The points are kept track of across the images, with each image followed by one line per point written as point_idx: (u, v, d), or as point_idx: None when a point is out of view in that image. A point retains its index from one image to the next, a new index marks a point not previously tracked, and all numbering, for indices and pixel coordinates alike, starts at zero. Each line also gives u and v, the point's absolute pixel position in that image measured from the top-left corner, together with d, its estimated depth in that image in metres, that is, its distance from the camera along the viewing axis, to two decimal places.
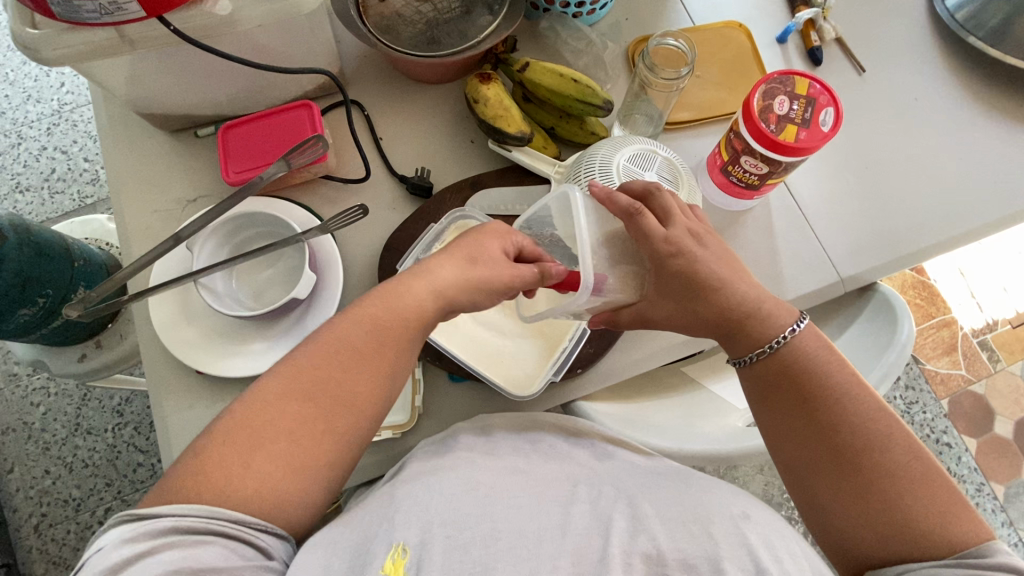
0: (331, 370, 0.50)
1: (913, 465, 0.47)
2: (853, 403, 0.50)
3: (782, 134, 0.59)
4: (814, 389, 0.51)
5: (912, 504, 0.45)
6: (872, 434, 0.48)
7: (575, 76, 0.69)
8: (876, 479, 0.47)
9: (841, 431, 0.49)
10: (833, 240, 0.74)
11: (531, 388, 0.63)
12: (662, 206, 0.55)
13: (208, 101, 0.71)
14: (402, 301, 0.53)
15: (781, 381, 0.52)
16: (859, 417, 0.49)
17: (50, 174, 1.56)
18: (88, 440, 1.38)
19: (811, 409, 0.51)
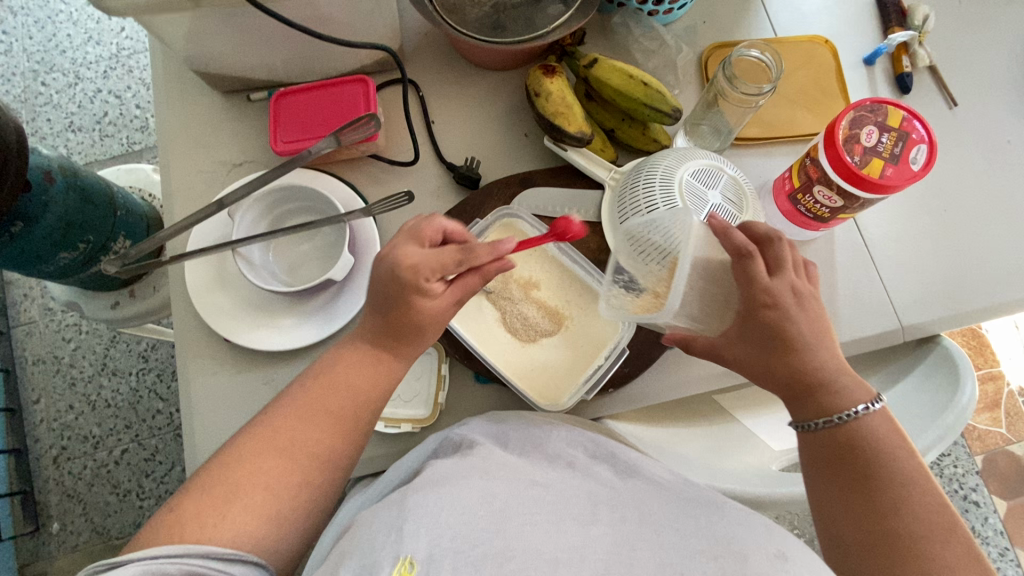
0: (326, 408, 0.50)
1: (969, 565, 0.42)
2: (918, 497, 0.45)
3: (866, 167, 0.55)
4: (879, 471, 0.46)
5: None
6: (935, 525, 0.44)
7: (645, 78, 0.65)
8: (931, 571, 0.42)
9: (911, 524, 0.44)
10: (898, 285, 0.69)
11: (559, 402, 0.61)
12: (776, 255, 0.50)
13: (265, 64, 0.69)
14: (374, 371, 0.52)
15: (842, 457, 0.48)
16: (921, 510, 0.44)
17: (103, 118, 1.58)
18: (112, 382, 1.42)
19: (871, 492, 0.46)
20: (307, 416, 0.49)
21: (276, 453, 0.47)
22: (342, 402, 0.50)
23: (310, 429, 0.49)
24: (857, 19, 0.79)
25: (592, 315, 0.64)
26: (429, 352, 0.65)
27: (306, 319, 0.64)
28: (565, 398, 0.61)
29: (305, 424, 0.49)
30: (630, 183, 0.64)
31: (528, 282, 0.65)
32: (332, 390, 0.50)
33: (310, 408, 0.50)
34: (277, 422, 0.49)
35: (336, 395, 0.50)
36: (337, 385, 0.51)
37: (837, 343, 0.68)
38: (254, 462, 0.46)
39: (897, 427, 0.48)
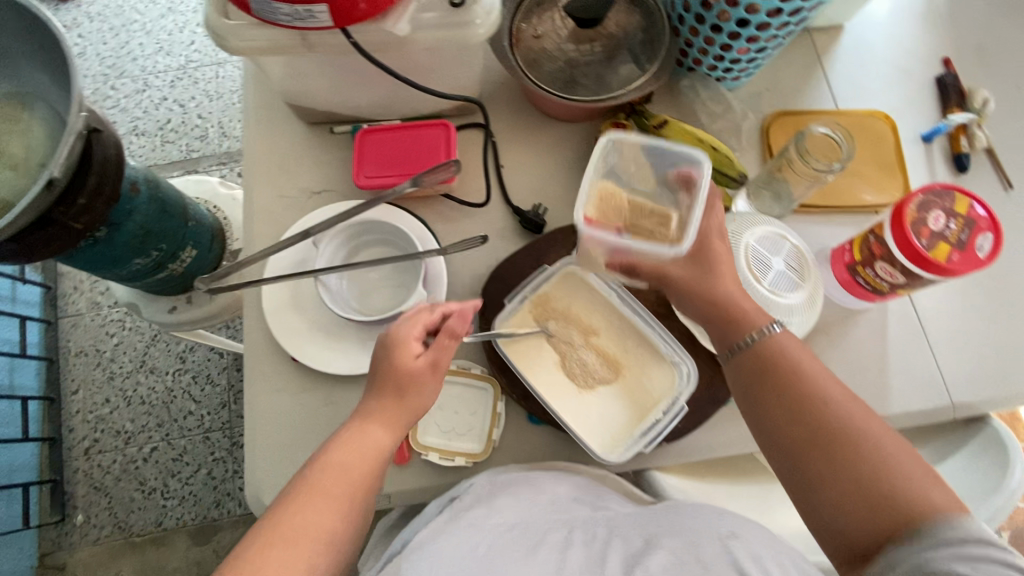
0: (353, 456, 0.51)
1: (909, 461, 0.45)
2: (843, 399, 0.48)
3: (934, 250, 0.57)
4: (801, 367, 0.51)
5: (917, 510, 0.43)
6: (854, 417, 0.47)
7: (715, 144, 0.70)
8: (872, 472, 0.44)
9: (840, 422, 0.47)
10: (949, 361, 0.70)
11: (615, 452, 0.62)
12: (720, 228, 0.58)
13: (353, 101, 0.74)
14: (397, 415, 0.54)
15: (767, 369, 0.52)
16: (848, 408, 0.48)
17: (166, 124, 1.66)
18: (148, 379, 1.45)
19: (797, 401, 0.49)
20: (338, 466, 0.50)
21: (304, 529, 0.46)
22: (356, 466, 0.51)
23: (340, 480, 0.50)
24: (916, 97, 0.82)
25: (651, 368, 0.65)
26: (485, 391, 0.67)
27: (373, 347, 0.67)
28: (619, 448, 0.62)
29: (337, 480, 0.49)
30: None
31: (591, 330, 0.66)
32: (341, 459, 0.51)
33: (339, 465, 0.50)
34: (296, 494, 0.48)
35: (348, 458, 0.51)
36: (358, 446, 0.51)
37: (886, 414, 0.68)
38: (289, 532, 0.46)
39: (802, 345, 0.53)
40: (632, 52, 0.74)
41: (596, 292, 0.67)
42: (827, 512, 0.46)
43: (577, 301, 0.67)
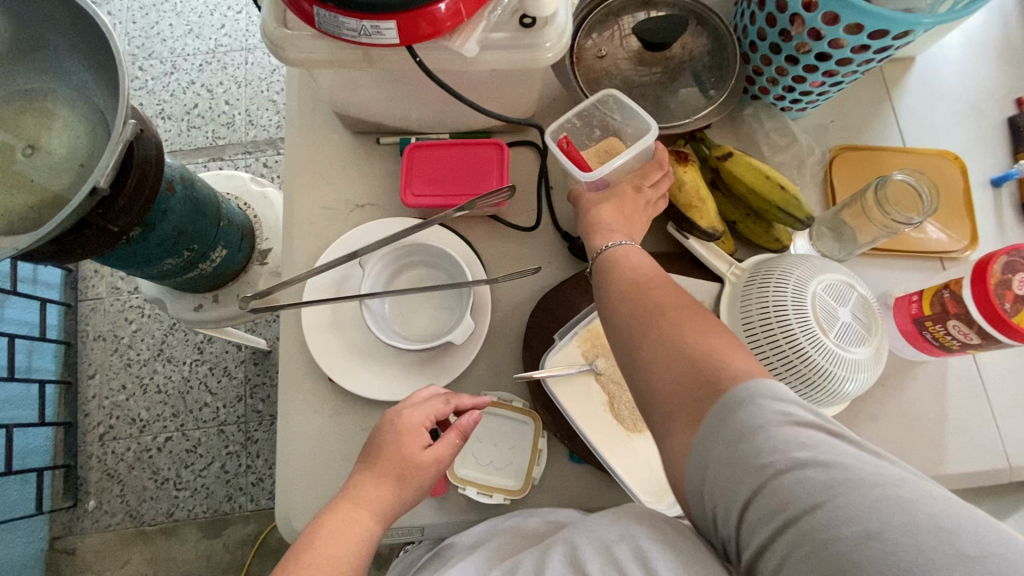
0: (340, 522, 0.49)
1: (722, 329, 0.46)
2: (666, 292, 0.51)
3: (1017, 316, 0.54)
4: (629, 273, 0.54)
5: (728, 383, 0.41)
6: (667, 308, 0.48)
7: (782, 182, 0.65)
8: (670, 339, 0.46)
9: (659, 303, 0.49)
10: (1010, 421, 0.67)
11: (665, 501, 0.59)
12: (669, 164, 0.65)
13: (403, 114, 0.71)
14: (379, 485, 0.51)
15: (615, 269, 0.56)
16: (665, 296, 0.50)
17: (193, 109, 1.63)
18: (165, 368, 1.44)
19: (636, 294, 0.51)
20: (333, 536, 0.48)
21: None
22: (342, 548, 0.48)
23: (333, 549, 0.47)
24: (988, 138, 0.78)
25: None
26: (526, 425, 0.65)
27: (413, 374, 0.65)
28: (667, 497, 0.59)
29: (330, 550, 0.47)
30: (756, 283, 0.64)
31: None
32: (328, 551, 0.47)
33: (336, 532, 0.49)
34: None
35: (330, 543, 0.48)
36: (342, 529, 0.49)
37: (942, 475, 0.65)
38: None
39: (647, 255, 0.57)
40: (695, 73, 0.71)
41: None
42: (703, 441, 0.40)
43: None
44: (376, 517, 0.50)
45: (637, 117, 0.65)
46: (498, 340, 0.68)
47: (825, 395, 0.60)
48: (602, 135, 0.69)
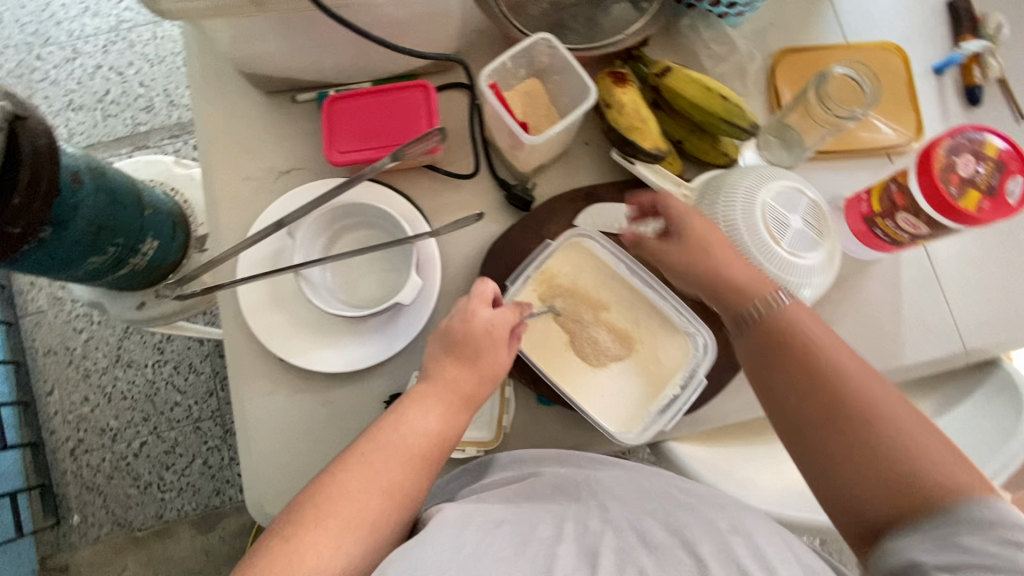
0: (381, 462, 0.47)
1: (880, 391, 0.43)
2: (822, 335, 0.47)
3: (963, 200, 0.53)
4: (800, 346, 0.47)
5: (890, 446, 0.41)
6: (831, 373, 0.44)
7: (724, 92, 0.62)
8: (839, 397, 0.43)
9: (891, 414, 0.42)
10: (961, 305, 0.69)
11: (631, 432, 0.60)
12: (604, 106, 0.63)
13: (316, 66, 0.65)
14: (415, 438, 0.49)
15: (771, 337, 0.49)
16: (837, 349, 0.46)
17: (105, 95, 1.50)
18: (127, 374, 1.38)
19: (806, 359, 0.46)
20: (372, 475, 0.46)
21: (344, 514, 0.44)
22: (401, 469, 0.47)
23: (368, 485, 0.46)
24: (929, 24, 0.76)
25: (664, 341, 0.62)
26: None
27: (367, 340, 0.62)
28: (636, 428, 0.60)
29: (365, 485, 0.46)
30: (706, 201, 0.61)
31: (600, 305, 0.63)
32: (367, 480, 0.46)
33: (372, 478, 0.46)
34: (335, 477, 0.46)
35: (394, 460, 0.48)
36: (405, 444, 0.49)
37: (901, 366, 0.67)
38: (332, 512, 0.44)
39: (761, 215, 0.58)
40: None
41: (602, 264, 0.63)
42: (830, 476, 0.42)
43: (583, 276, 0.63)
44: (435, 456, 0.50)
45: (569, 66, 0.62)
46: (452, 294, 0.65)
47: None
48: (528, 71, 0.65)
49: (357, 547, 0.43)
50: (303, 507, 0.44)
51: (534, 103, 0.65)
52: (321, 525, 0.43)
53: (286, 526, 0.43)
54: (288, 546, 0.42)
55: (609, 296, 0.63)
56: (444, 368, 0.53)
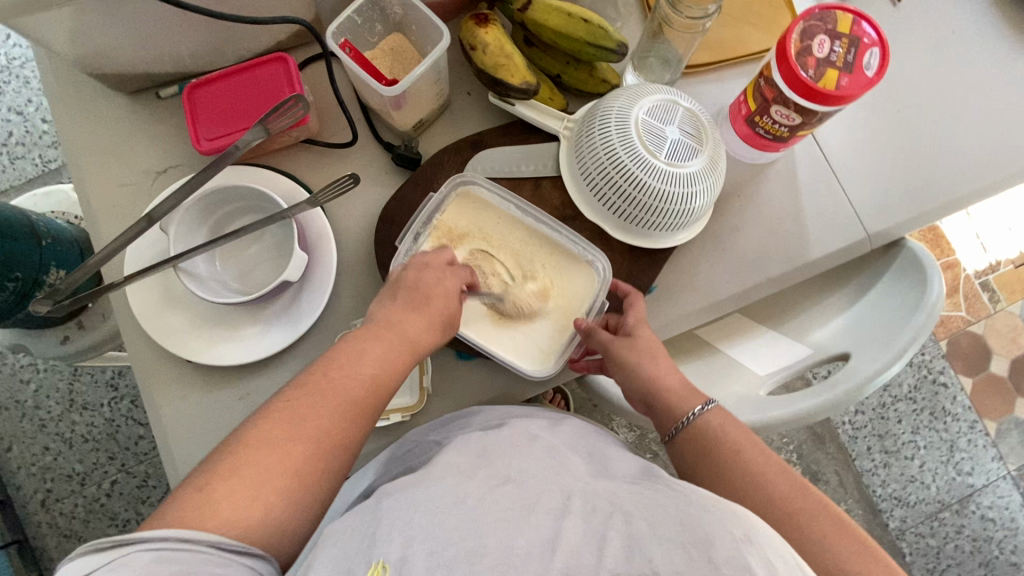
0: (313, 405, 0.46)
1: (778, 482, 0.49)
2: (736, 440, 0.52)
3: (822, 80, 0.53)
4: (725, 448, 0.52)
5: (808, 513, 0.47)
6: (739, 452, 0.51)
7: (585, 15, 0.61)
8: (770, 519, 0.48)
9: (781, 500, 0.48)
10: (860, 192, 0.69)
11: (546, 364, 0.61)
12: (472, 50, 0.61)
13: (169, 55, 0.62)
14: (353, 379, 0.48)
15: (697, 442, 0.53)
16: (745, 442, 0.52)
17: (7, 138, 1.26)
18: (84, 417, 1.25)
19: (710, 444, 0.53)
20: (309, 420, 0.45)
21: (266, 464, 0.42)
22: (332, 418, 0.46)
23: (300, 429, 0.45)
24: None
25: (565, 272, 0.63)
26: None
27: (270, 326, 0.61)
28: (551, 363, 0.61)
29: (297, 430, 0.45)
30: (585, 130, 0.62)
31: (497, 252, 0.63)
32: (305, 424, 0.45)
33: (303, 422, 0.45)
34: (262, 425, 0.44)
35: (328, 408, 0.46)
36: (339, 390, 0.47)
37: (808, 262, 0.68)
38: (249, 465, 0.42)
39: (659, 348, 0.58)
40: None
41: (492, 212, 0.64)
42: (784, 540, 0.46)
43: (476, 226, 0.64)
44: (373, 405, 0.49)
45: (421, 14, 0.60)
46: (353, 267, 0.64)
47: (674, 219, 0.61)
48: (387, 28, 0.63)
49: (278, 498, 0.42)
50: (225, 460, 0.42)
51: (401, 60, 0.63)
52: (236, 475, 0.41)
53: (201, 478, 0.41)
54: (200, 500, 0.39)
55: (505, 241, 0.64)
56: (390, 311, 0.53)
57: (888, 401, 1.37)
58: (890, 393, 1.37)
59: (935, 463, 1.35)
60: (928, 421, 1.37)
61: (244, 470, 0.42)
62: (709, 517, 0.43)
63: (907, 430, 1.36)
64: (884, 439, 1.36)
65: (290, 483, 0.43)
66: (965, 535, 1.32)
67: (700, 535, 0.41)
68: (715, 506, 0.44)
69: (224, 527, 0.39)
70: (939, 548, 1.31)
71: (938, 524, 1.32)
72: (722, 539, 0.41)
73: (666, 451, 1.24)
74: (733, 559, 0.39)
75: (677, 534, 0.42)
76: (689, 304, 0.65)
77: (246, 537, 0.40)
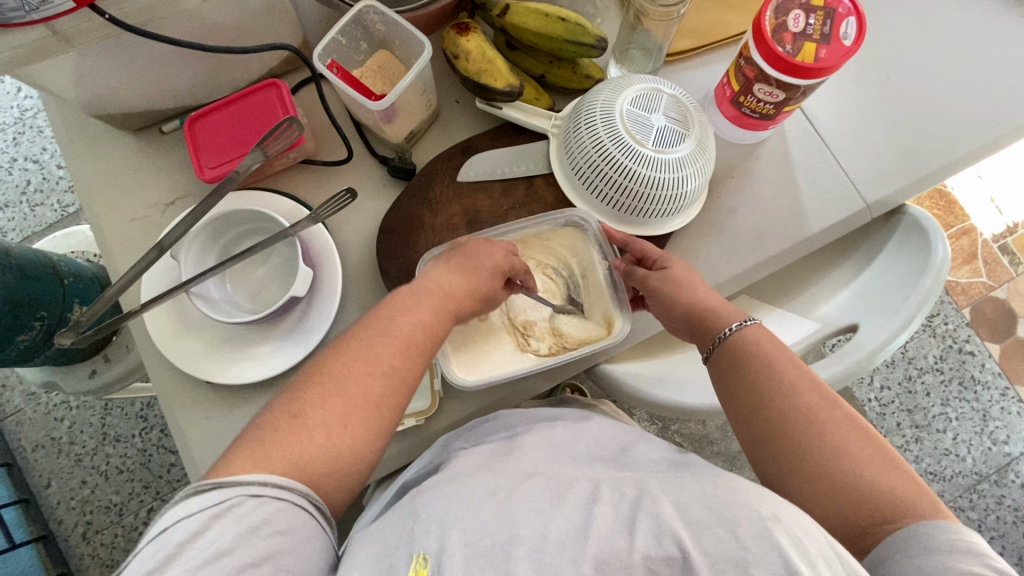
0: (369, 338, 0.48)
1: (811, 397, 0.49)
2: (774, 362, 0.52)
3: (800, 54, 0.53)
4: (759, 361, 0.52)
5: (835, 434, 0.47)
6: (782, 375, 0.51)
7: (562, 14, 0.62)
8: (801, 441, 0.47)
9: (808, 411, 0.48)
10: (856, 163, 0.69)
11: (615, 328, 0.62)
12: (455, 58, 0.63)
13: (168, 92, 0.65)
14: (402, 320, 0.50)
15: (731, 363, 0.53)
16: (781, 363, 0.52)
17: (27, 186, 1.31)
18: (117, 448, 1.28)
19: (744, 365, 0.52)
20: (369, 360, 0.46)
21: (347, 394, 0.44)
22: (394, 354, 0.48)
23: (356, 374, 0.45)
24: None
25: (565, 250, 0.66)
26: None
27: (283, 343, 0.62)
28: (618, 316, 0.62)
29: (356, 370, 0.46)
30: (572, 125, 0.63)
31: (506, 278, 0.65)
32: (356, 363, 0.46)
33: (369, 360, 0.47)
34: (339, 356, 0.47)
35: (388, 346, 0.48)
36: (402, 330, 0.49)
37: (808, 237, 0.67)
38: (316, 406, 0.43)
39: (698, 278, 0.58)
40: None
41: None
42: (812, 469, 0.46)
43: None
44: (426, 351, 0.50)
45: (402, 29, 0.62)
46: (359, 278, 0.66)
47: (668, 205, 0.61)
48: (372, 46, 0.65)
49: (359, 429, 0.44)
50: (315, 377, 0.45)
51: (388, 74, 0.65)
52: (323, 403, 0.44)
53: (288, 404, 0.43)
54: (296, 423, 0.42)
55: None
56: (440, 274, 0.54)
57: (914, 373, 1.34)
58: (914, 365, 1.35)
59: (969, 434, 1.32)
60: (958, 391, 1.34)
61: (314, 409, 0.43)
62: (733, 500, 0.42)
63: (937, 402, 1.33)
64: (914, 413, 1.33)
65: (352, 428, 0.43)
66: (1007, 506, 1.28)
67: (728, 519, 0.40)
68: (742, 489, 0.43)
69: (317, 455, 0.41)
70: (981, 520, 1.28)
71: (977, 496, 1.29)
72: (747, 518, 0.40)
73: (689, 441, 1.23)
74: (761, 538, 0.38)
75: (705, 517, 0.41)
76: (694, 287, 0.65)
77: (331, 465, 0.42)
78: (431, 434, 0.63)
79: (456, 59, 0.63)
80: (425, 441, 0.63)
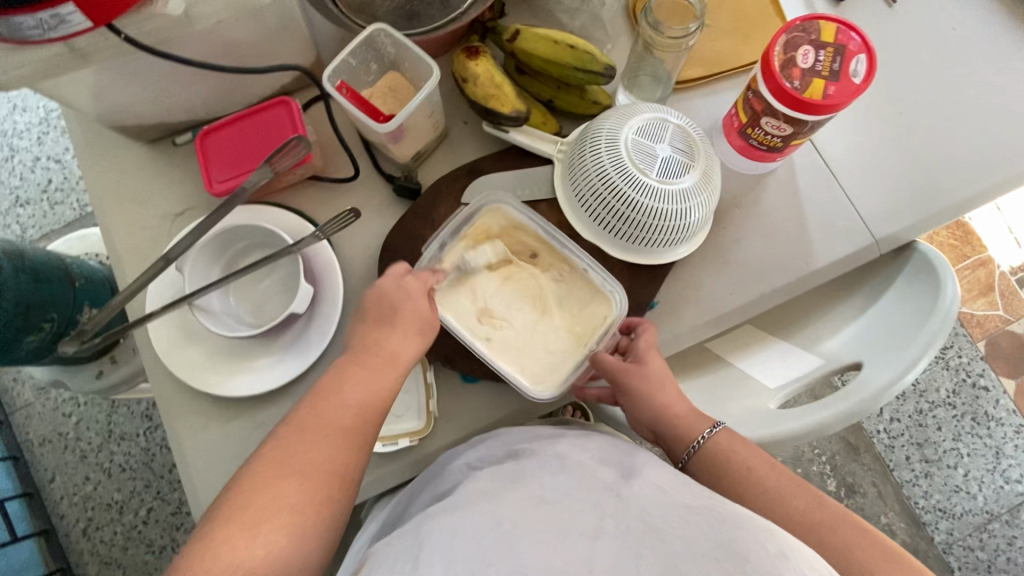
0: (293, 442, 0.48)
1: (795, 503, 0.50)
2: (753, 475, 0.52)
3: (809, 90, 0.53)
4: (737, 469, 0.53)
5: (827, 533, 0.47)
6: (759, 488, 0.51)
7: (570, 41, 0.62)
8: None
9: (798, 516, 0.49)
10: (866, 198, 0.68)
11: (547, 388, 0.60)
12: (465, 82, 0.64)
13: (182, 106, 0.66)
14: (334, 412, 0.50)
15: (712, 475, 0.54)
16: (757, 473, 0.52)
17: (47, 185, 1.34)
18: (121, 446, 1.29)
19: (726, 480, 0.53)
20: (282, 476, 0.46)
21: (261, 507, 0.44)
22: (322, 446, 0.48)
23: (277, 485, 0.45)
24: None
25: (573, 290, 0.64)
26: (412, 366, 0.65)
27: (282, 356, 0.63)
28: (554, 384, 0.61)
29: (276, 482, 0.46)
30: (576, 152, 0.63)
31: (513, 265, 0.64)
32: (276, 464, 0.47)
33: (284, 467, 0.46)
34: (252, 468, 0.47)
35: (321, 442, 0.48)
36: (329, 421, 0.50)
37: (813, 271, 0.66)
38: (256, 502, 0.44)
39: (671, 378, 0.59)
40: None
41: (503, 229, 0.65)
42: None
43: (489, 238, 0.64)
44: (359, 431, 0.50)
45: (413, 52, 0.63)
46: (361, 294, 0.66)
47: (671, 234, 0.61)
48: (384, 67, 0.66)
49: (279, 537, 0.43)
50: (232, 505, 0.44)
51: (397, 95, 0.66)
52: (239, 519, 0.43)
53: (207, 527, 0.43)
54: (206, 549, 0.42)
55: (507, 283, 0.64)
56: (378, 338, 0.55)
57: (925, 407, 1.31)
58: (926, 398, 1.31)
59: (981, 472, 1.28)
60: (971, 427, 1.30)
61: (256, 513, 0.44)
62: (743, 537, 0.42)
63: (948, 437, 1.30)
64: (924, 448, 1.29)
65: (293, 531, 0.44)
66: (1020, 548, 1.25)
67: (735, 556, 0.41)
68: (747, 525, 0.43)
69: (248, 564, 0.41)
70: (991, 561, 1.24)
71: (987, 535, 1.25)
72: (756, 556, 0.41)
73: None
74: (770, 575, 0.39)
75: (711, 550, 0.41)
76: (696, 317, 0.65)
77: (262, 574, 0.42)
78: (425, 454, 0.63)
79: (466, 82, 0.64)
80: (419, 461, 0.63)
